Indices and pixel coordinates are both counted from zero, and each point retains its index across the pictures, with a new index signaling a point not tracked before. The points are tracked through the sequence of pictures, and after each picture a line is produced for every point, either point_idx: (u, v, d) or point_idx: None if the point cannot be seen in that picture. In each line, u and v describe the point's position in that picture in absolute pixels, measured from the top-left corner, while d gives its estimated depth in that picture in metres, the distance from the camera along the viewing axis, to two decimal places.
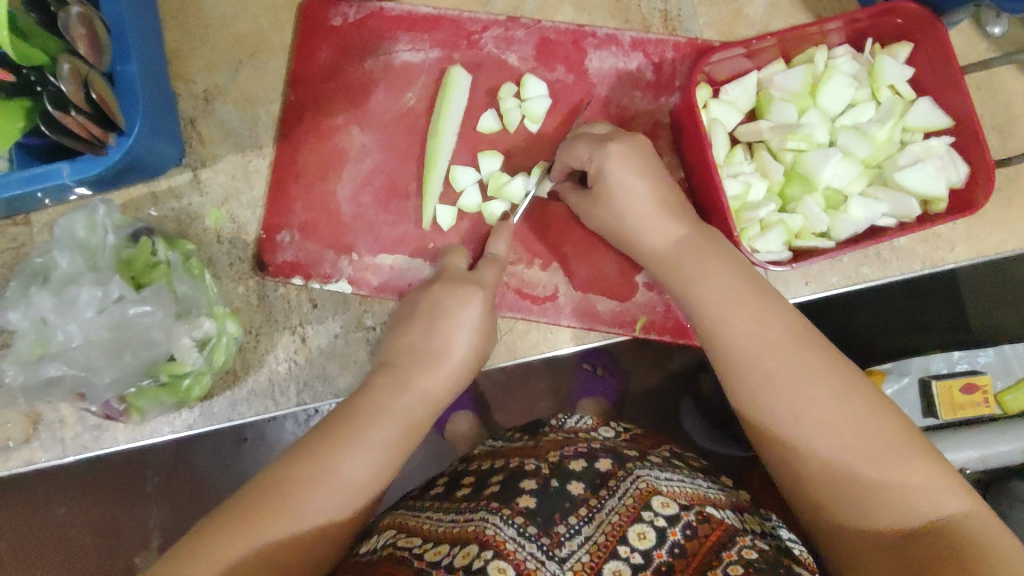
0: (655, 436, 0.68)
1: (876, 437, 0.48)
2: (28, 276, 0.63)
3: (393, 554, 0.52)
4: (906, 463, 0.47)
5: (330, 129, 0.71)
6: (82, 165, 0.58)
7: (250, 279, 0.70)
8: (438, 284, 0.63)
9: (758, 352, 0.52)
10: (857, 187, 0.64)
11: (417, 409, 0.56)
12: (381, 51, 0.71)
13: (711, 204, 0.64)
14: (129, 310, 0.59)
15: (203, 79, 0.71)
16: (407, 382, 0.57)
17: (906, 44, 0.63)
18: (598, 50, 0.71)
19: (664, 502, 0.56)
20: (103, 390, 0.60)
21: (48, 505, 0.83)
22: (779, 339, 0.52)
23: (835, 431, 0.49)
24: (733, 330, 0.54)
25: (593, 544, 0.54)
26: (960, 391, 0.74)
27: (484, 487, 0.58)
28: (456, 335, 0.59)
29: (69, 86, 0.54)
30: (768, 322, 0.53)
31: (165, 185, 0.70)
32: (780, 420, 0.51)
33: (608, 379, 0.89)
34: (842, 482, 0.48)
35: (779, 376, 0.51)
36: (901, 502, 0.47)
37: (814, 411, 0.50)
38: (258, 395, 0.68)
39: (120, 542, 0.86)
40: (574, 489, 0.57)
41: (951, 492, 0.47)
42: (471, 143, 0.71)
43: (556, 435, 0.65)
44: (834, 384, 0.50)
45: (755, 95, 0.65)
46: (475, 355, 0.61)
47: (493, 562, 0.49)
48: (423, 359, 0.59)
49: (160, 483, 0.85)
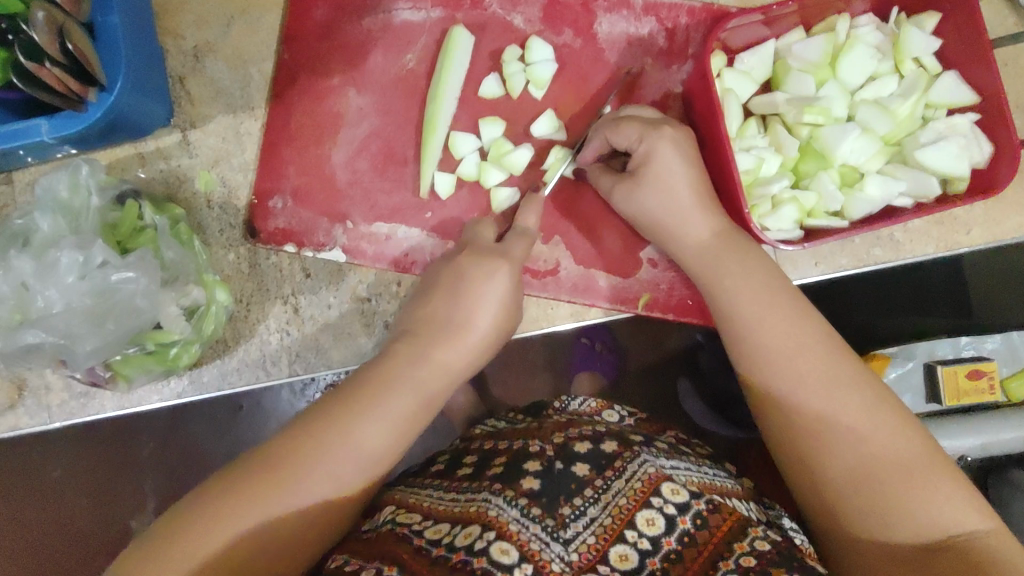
0: (660, 423, 0.67)
1: (905, 452, 0.48)
2: (7, 238, 0.60)
3: (393, 531, 0.52)
4: (932, 481, 0.47)
5: (326, 91, 0.68)
6: (61, 122, 0.55)
7: (241, 246, 0.67)
8: (461, 254, 0.60)
9: (790, 355, 0.51)
10: (875, 165, 0.61)
11: (436, 381, 0.55)
12: (381, 9, 0.68)
13: (720, 178, 0.61)
14: (112, 276, 0.57)
15: (193, 35, 0.68)
16: (428, 355, 0.56)
17: (933, 14, 0.59)
18: (608, 13, 0.67)
19: (675, 488, 0.54)
20: (85, 358, 0.58)
21: (42, 468, 0.81)
22: (814, 343, 0.52)
23: (865, 440, 0.48)
24: (766, 330, 0.53)
25: (599, 526, 0.52)
26: (965, 377, 0.72)
27: (485, 469, 0.57)
28: (481, 311, 0.58)
29: (43, 34, 0.50)
30: (802, 325, 0.52)
31: (153, 146, 0.67)
32: (813, 420, 0.50)
33: (607, 354, 0.87)
34: (860, 488, 0.48)
35: (812, 380, 0.50)
36: (926, 516, 0.46)
37: (847, 419, 0.49)
38: (248, 365, 0.66)
39: (111, 508, 0.85)
40: (579, 470, 0.55)
41: (969, 506, 0.46)
42: (473, 108, 0.68)
43: (559, 417, 0.64)
44: (869, 392, 0.50)
45: (772, 65, 0.63)
46: (495, 333, 0.59)
47: (496, 543, 0.49)
48: (443, 329, 0.57)
49: (154, 449, 0.84)
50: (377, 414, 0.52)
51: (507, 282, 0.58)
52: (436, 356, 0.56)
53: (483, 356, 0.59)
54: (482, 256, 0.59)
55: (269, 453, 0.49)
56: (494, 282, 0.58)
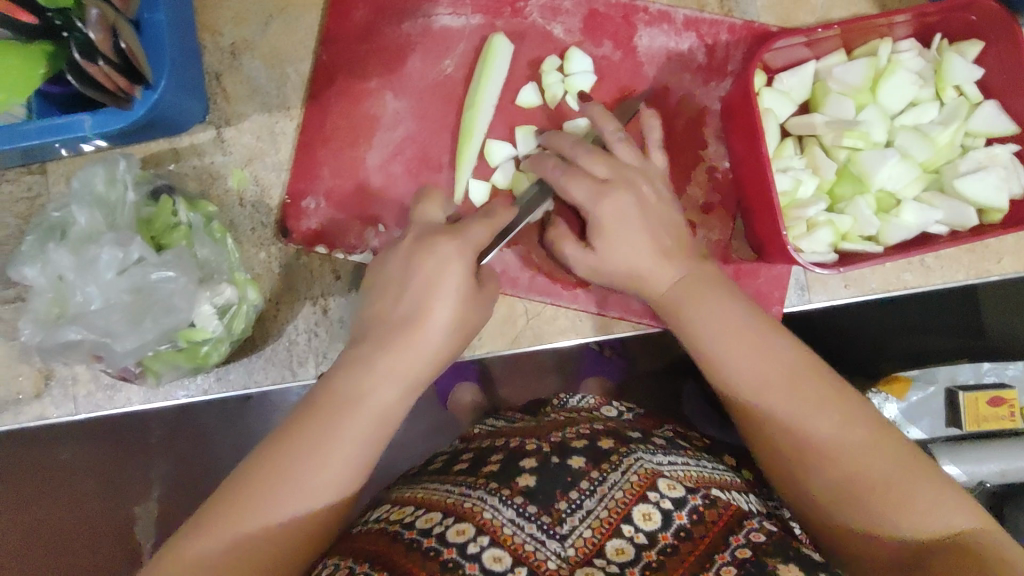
0: (657, 417, 0.68)
1: (882, 463, 0.48)
2: (44, 230, 0.61)
3: (386, 529, 0.52)
4: (912, 487, 0.47)
5: (362, 94, 0.68)
6: (103, 118, 0.55)
7: (273, 246, 0.68)
8: (412, 242, 0.58)
9: (752, 388, 0.52)
10: (912, 191, 0.61)
11: (388, 388, 0.52)
12: (420, 14, 0.68)
13: (756, 195, 0.61)
14: (151, 274, 0.57)
15: (231, 32, 0.68)
16: (374, 361, 0.53)
17: (975, 42, 0.60)
18: (648, 27, 0.67)
19: (670, 484, 0.54)
20: (123, 356, 0.58)
21: (53, 450, 0.79)
22: (779, 372, 0.52)
23: (839, 457, 0.49)
24: (735, 362, 0.53)
25: (596, 518, 0.52)
26: (986, 403, 0.72)
27: (482, 464, 0.57)
28: (437, 302, 0.55)
29: (98, 33, 0.50)
30: (768, 350, 0.53)
31: (187, 142, 0.68)
32: (790, 445, 0.51)
33: (613, 361, 0.87)
34: (846, 501, 0.49)
35: (780, 407, 0.51)
36: (912, 521, 0.46)
37: (817, 439, 0.50)
38: (275, 364, 0.67)
39: (122, 492, 0.85)
40: (575, 463, 0.55)
41: (951, 507, 0.46)
42: (509, 117, 0.68)
43: (558, 415, 0.65)
44: (836, 412, 0.50)
45: (811, 87, 0.63)
46: (459, 323, 0.56)
47: (489, 550, 0.49)
48: (402, 329, 0.54)
49: (164, 436, 0.83)
50: (337, 427, 0.50)
51: (462, 271, 0.55)
52: (385, 362, 0.53)
53: (451, 345, 0.56)
54: (433, 242, 0.56)
55: (244, 477, 0.48)
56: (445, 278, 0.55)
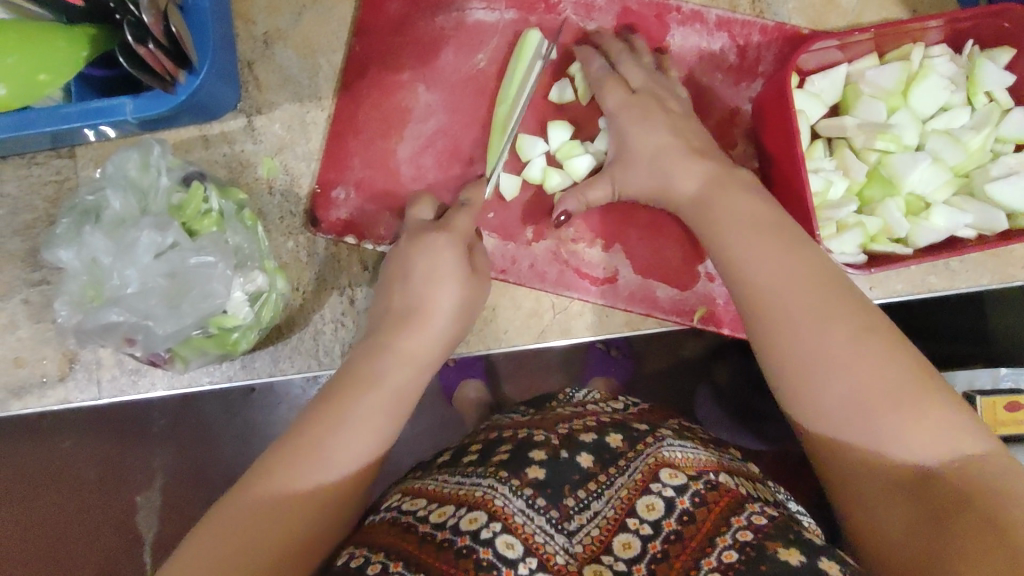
0: (664, 410, 0.65)
1: (892, 379, 0.44)
2: (79, 214, 0.61)
3: (398, 521, 0.50)
4: (922, 407, 0.44)
5: (394, 85, 0.68)
6: (145, 103, 0.55)
7: (301, 234, 0.68)
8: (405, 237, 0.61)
9: (776, 288, 0.50)
10: (942, 196, 0.62)
11: (404, 370, 0.54)
12: (454, 7, 0.68)
13: (786, 194, 0.62)
14: (189, 258, 0.57)
15: (264, 21, 0.68)
16: (391, 343, 0.55)
17: (1008, 49, 0.60)
18: (681, 26, 0.68)
19: (672, 472, 0.52)
20: (162, 340, 0.59)
21: (54, 438, 0.73)
22: (803, 283, 0.49)
23: (852, 368, 0.45)
24: (757, 265, 0.51)
25: (603, 517, 0.51)
26: (1004, 408, 0.72)
27: (491, 454, 0.54)
28: (439, 287, 0.58)
29: (151, 17, 0.51)
30: (792, 257, 0.51)
31: (217, 130, 0.68)
32: (801, 354, 0.47)
33: (621, 360, 0.78)
34: (851, 418, 0.45)
35: (796, 310, 0.48)
36: (914, 443, 0.43)
37: (830, 348, 0.46)
38: (301, 352, 0.68)
39: (124, 482, 0.79)
40: (584, 462, 0.53)
41: (957, 433, 0.43)
42: (541, 112, 0.68)
43: (564, 409, 0.62)
44: (852, 323, 0.47)
45: (843, 89, 0.63)
46: (462, 304, 0.59)
47: (501, 537, 0.47)
48: (409, 311, 0.57)
49: (168, 425, 0.76)
50: (354, 412, 0.49)
51: (455, 257, 0.59)
52: (402, 345, 0.55)
53: (456, 328, 0.59)
54: (423, 235, 0.60)
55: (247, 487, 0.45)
56: (444, 257, 0.59)
